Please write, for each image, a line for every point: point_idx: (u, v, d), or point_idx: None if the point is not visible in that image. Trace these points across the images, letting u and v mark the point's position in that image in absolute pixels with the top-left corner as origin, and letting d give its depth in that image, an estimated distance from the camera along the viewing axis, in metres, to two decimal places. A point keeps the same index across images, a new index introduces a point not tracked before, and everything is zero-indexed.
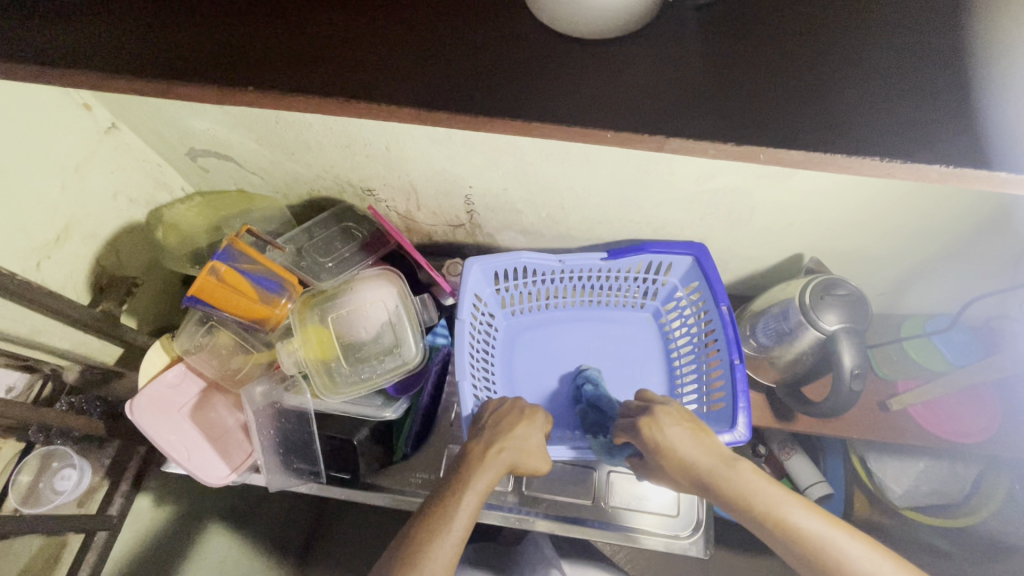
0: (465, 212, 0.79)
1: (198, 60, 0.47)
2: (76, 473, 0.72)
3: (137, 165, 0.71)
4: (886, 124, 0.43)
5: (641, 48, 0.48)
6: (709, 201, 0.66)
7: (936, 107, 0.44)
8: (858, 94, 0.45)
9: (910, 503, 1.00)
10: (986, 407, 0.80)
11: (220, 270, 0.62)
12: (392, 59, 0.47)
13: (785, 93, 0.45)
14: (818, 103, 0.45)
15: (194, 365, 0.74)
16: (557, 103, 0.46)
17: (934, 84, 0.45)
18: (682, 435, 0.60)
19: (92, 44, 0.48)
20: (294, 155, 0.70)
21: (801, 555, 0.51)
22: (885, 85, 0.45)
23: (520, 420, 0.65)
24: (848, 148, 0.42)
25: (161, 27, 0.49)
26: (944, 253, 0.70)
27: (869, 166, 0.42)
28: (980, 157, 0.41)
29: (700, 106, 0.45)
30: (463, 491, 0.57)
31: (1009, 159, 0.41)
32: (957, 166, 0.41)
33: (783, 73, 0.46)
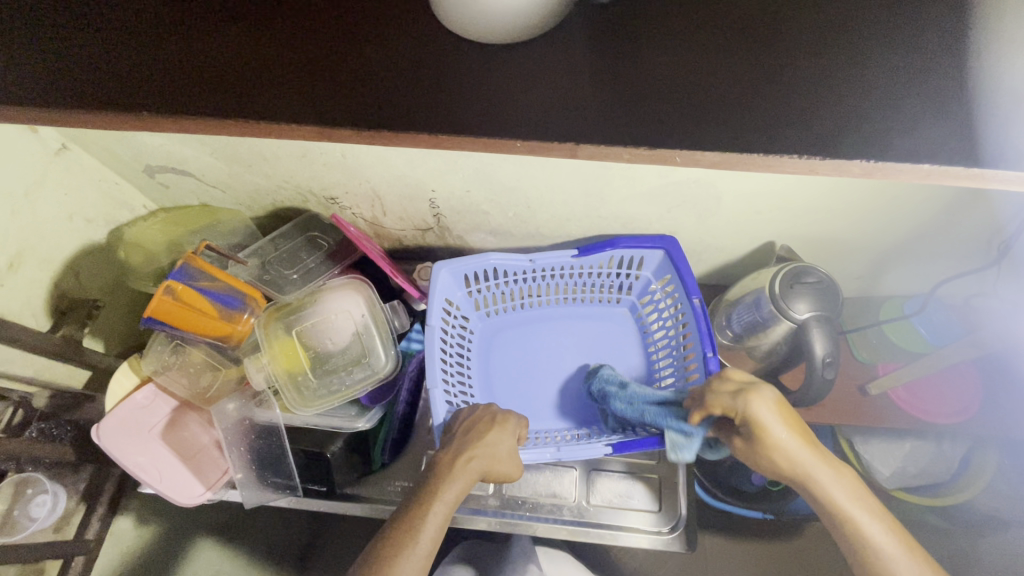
0: (431, 215, 0.77)
1: (132, 86, 0.47)
2: (51, 499, 0.71)
3: (93, 187, 0.70)
4: (832, 118, 0.43)
5: (588, 49, 0.47)
6: (673, 194, 0.65)
7: (886, 99, 0.43)
8: (800, 89, 0.44)
9: (899, 483, 0.99)
10: (967, 386, 0.80)
11: (175, 288, 0.62)
12: (330, 73, 0.46)
13: (731, 91, 0.44)
14: (765, 99, 0.44)
15: (163, 385, 0.72)
16: (499, 113, 0.45)
17: (877, 75, 0.44)
18: (787, 422, 0.57)
19: (25, 75, 0.47)
20: (251, 168, 0.68)
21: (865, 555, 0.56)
22: (835, 78, 0.44)
23: (493, 425, 0.64)
24: (797, 146, 0.42)
25: (96, 53, 0.48)
26: (917, 236, 0.69)
27: (793, 164, 0.42)
28: (914, 150, 0.41)
29: (647, 106, 0.44)
30: (433, 502, 0.57)
31: (964, 152, 0.40)
32: (916, 162, 0.40)
33: (730, 70, 0.45)
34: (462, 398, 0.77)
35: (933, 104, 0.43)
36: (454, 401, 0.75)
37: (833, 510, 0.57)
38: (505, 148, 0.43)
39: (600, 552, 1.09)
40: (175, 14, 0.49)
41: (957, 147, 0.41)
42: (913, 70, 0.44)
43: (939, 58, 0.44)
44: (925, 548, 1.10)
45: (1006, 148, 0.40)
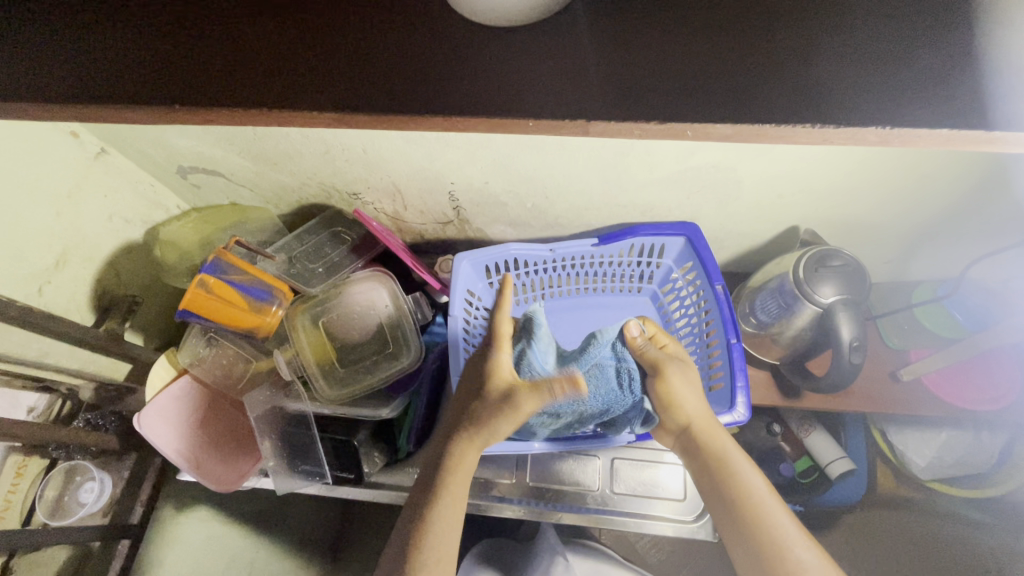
0: (451, 208, 0.78)
1: (160, 83, 0.48)
2: (98, 485, 0.75)
3: (129, 188, 0.73)
4: (852, 90, 0.42)
5: (599, 32, 0.47)
6: (693, 178, 0.64)
7: (907, 72, 0.42)
8: (816, 64, 0.43)
9: (936, 475, 0.97)
10: (1005, 373, 0.77)
11: (208, 281, 0.64)
12: (347, 66, 0.47)
13: (745, 69, 0.44)
14: (779, 73, 0.43)
15: (197, 376, 0.76)
16: (511, 97, 0.45)
17: (894, 48, 0.43)
18: (685, 379, 0.63)
19: (62, 76, 0.49)
20: (277, 166, 0.70)
21: (730, 506, 0.57)
22: (848, 50, 0.43)
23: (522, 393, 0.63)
24: (816, 118, 0.41)
25: (127, 53, 0.50)
26: (948, 217, 0.67)
27: (800, 135, 0.41)
28: (940, 115, 0.40)
29: (660, 85, 0.44)
30: (452, 497, 0.56)
31: (998, 118, 0.39)
32: (946, 129, 0.39)
33: (745, 49, 0.45)
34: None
35: (957, 72, 0.41)
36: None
37: (724, 483, 0.58)
38: (518, 128, 0.44)
39: (627, 543, 1.09)
40: (200, 15, 0.51)
41: (981, 113, 0.39)
42: (932, 41, 0.43)
43: (961, 27, 0.43)
44: (963, 541, 1.07)
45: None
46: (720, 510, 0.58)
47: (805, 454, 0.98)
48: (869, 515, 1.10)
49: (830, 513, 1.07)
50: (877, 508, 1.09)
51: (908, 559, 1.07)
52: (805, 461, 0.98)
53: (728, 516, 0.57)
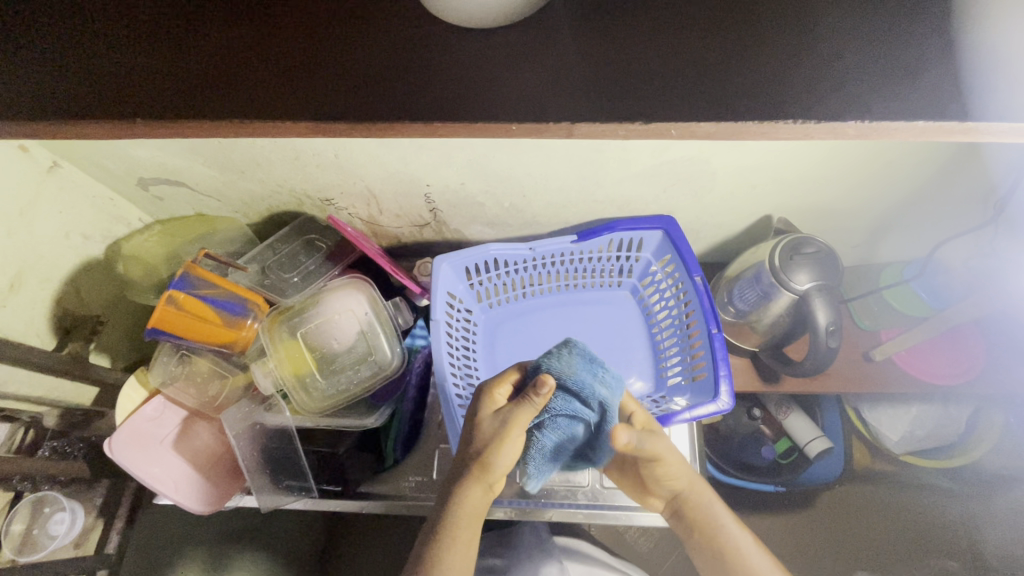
0: (427, 210, 0.77)
1: (125, 95, 0.47)
2: (69, 516, 0.72)
3: (87, 203, 0.70)
4: (820, 83, 0.43)
5: (579, 34, 0.47)
6: (670, 172, 0.64)
7: (872, 67, 0.43)
8: (784, 59, 0.44)
9: (909, 448, 1.00)
10: (967, 347, 0.81)
11: (177, 298, 0.61)
12: (316, 73, 0.46)
13: (722, 68, 0.44)
14: (750, 69, 0.44)
15: (171, 396, 0.73)
16: (495, 100, 0.45)
17: (856, 39, 0.44)
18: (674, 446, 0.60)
19: (14, 89, 0.46)
20: (244, 174, 0.68)
21: (715, 555, 0.60)
22: (813, 44, 0.44)
23: (513, 429, 0.54)
24: (787, 112, 0.42)
25: (83, 64, 0.48)
26: (913, 199, 0.69)
27: (783, 130, 0.42)
28: (911, 107, 0.41)
29: (637, 84, 0.44)
30: (459, 537, 0.52)
31: (954, 104, 0.41)
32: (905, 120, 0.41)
33: (718, 45, 0.45)
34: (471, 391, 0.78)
35: (917, 65, 0.43)
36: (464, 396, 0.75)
37: (709, 535, 0.60)
38: (496, 132, 0.44)
39: (616, 535, 1.10)
40: (166, 22, 0.49)
41: (953, 103, 0.41)
42: (904, 34, 0.44)
43: (921, 21, 0.45)
44: (937, 511, 1.11)
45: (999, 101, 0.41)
46: (702, 556, 0.61)
47: (785, 435, 1.00)
48: (848, 491, 1.14)
49: (810, 490, 1.10)
50: (854, 483, 1.13)
51: (885, 531, 1.12)
52: (785, 442, 1.01)
53: (711, 561, 0.60)
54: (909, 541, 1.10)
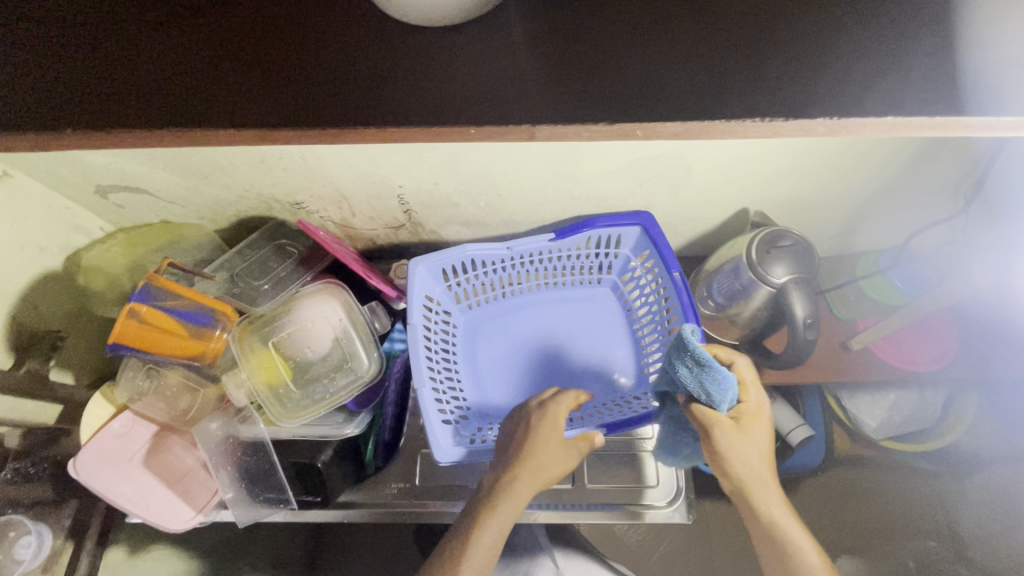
0: (401, 211, 0.75)
1: (76, 103, 0.45)
2: (37, 539, 0.69)
3: (42, 213, 0.67)
4: (780, 82, 0.43)
5: (548, 33, 0.46)
6: (646, 167, 0.63)
7: (834, 63, 0.43)
8: (746, 56, 0.44)
9: (887, 433, 1.01)
10: (941, 333, 0.82)
11: (140, 311, 0.59)
12: (274, 76, 0.45)
13: (692, 69, 0.44)
14: (714, 68, 0.44)
15: (140, 411, 0.70)
16: (465, 103, 0.44)
17: (815, 33, 0.45)
18: (742, 442, 0.61)
19: None
20: (208, 178, 0.65)
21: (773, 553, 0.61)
22: (772, 41, 0.45)
23: (559, 419, 0.64)
24: (747, 110, 0.42)
25: (30, 71, 0.46)
26: (889, 188, 0.69)
27: (752, 128, 0.42)
28: (874, 104, 0.42)
29: (600, 86, 0.44)
30: (496, 514, 0.58)
31: (906, 100, 0.42)
32: (858, 117, 0.41)
33: (680, 44, 0.45)
34: (450, 393, 0.78)
35: (878, 60, 0.43)
36: (444, 399, 0.76)
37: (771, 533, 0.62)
38: (457, 135, 0.43)
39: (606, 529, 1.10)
40: (121, 30, 0.47)
41: (908, 100, 0.42)
42: (871, 30, 0.44)
43: (882, 16, 0.45)
44: (916, 492, 1.13)
45: (960, 99, 0.41)
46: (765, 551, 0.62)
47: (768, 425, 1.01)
48: (831, 477, 1.15)
49: (793, 478, 1.11)
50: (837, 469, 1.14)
51: (870, 514, 1.13)
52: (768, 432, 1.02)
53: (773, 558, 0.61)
54: (892, 524, 1.12)
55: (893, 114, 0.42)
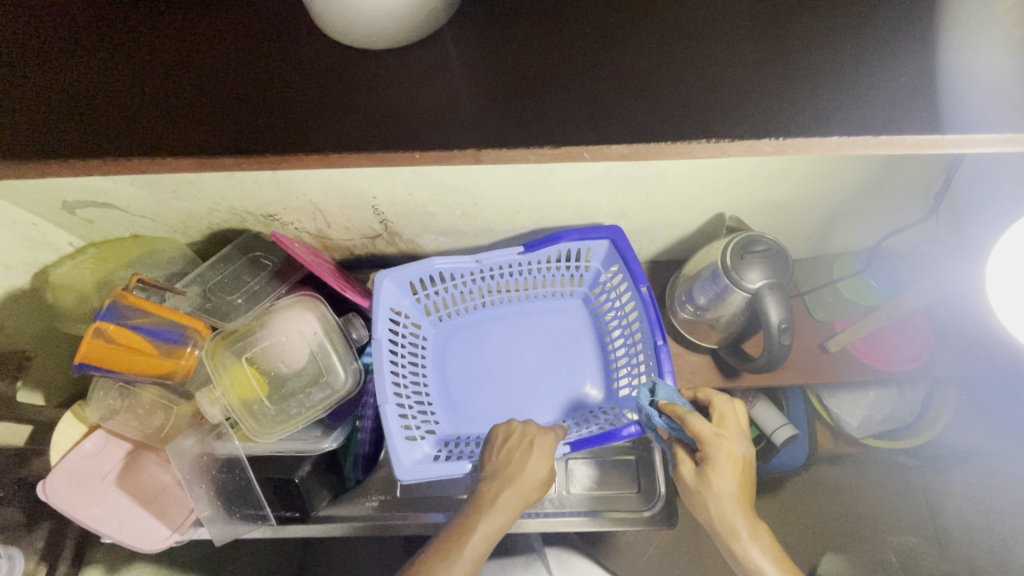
0: (377, 222, 0.75)
1: (71, 136, 0.48)
2: (7, 563, 0.66)
3: (7, 230, 0.65)
4: (717, 110, 0.47)
5: (508, 68, 0.50)
6: (617, 176, 0.64)
7: (764, 93, 0.48)
8: (686, 87, 0.49)
9: (868, 432, 1.02)
10: (919, 331, 0.83)
11: (106, 330, 0.58)
12: (257, 114, 0.49)
13: (637, 100, 0.48)
14: (658, 98, 0.48)
15: (112, 430, 0.70)
16: (429, 136, 0.48)
17: (750, 66, 0.49)
18: (729, 483, 0.58)
19: None
20: (177, 193, 0.64)
21: None
22: (710, 72, 0.49)
23: (540, 447, 0.64)
24: (686, 136, 0.46)
25: (26, 107, 0.49)
26: (861, 190, 0.69)
27: (701, 149, 0.46)
28: (803, 130, 0.46)
29: (553, 117, 0.48)
30: (473, 531, 0.58)
31: (827, 124, 0.46)
32: (789, 139, 0.45)
33: (627, 77, 0.49)
34: (418, 408, 0.77)
35: (806, 89, 0.48)
36: (410, 415, 0.75)
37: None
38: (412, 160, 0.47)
39: (595, 535, 1.10)
40: (109, 67, 0.51)
41: (832, 125, 0.46)
42: (799, 66, 0.49)
43: (809, 49, 0.49)
44: (904, 490, 1.13)
45: (876, 122, 0.46)
46: None
47: (752, 425, 1.02)
48: (817, 476, 1.16)
49: (778, 477, 1.12)
50: (819, 467, 1.16)
51: (855, 511, 1.14)
52: (753, 431, 1.03)
53: None
54: (877, 521, 1.13)
55: (836, 135, 0.45)
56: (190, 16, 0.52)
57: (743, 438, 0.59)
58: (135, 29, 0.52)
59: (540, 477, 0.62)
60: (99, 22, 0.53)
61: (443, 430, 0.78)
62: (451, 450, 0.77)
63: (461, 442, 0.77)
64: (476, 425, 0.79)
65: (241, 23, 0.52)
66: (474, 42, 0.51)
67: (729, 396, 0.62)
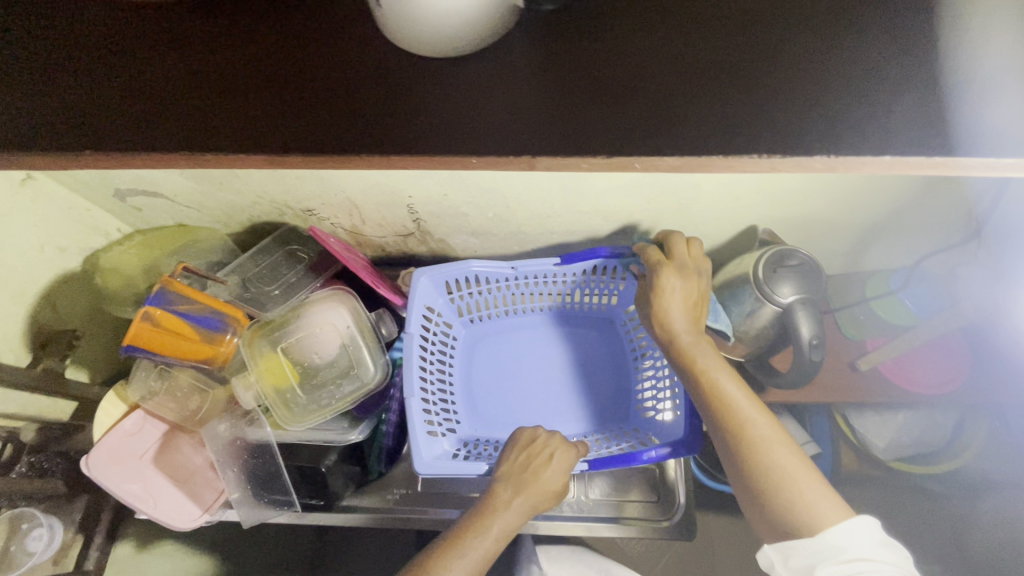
0: (411, 220, 0.76)
1: (134, 130, 0.51)
2: (48, 532, 0.72)
3: (63, 215, 0.69)
4: (763, 122, 0.47)
5: (559, 73, 0.51)
6: (650, 185, 0.64)
7: (818, 104, 0.47)
8: (734, 97, 0.48)
9: (895, 455, 0.99)
10: (954, 354, 0.80)
11: (154, 314, 0.61)
12: (309, 114, 0.51)
13: (685, 109, 0.48)
14: (706, 108, 0.48)
15: (151, 410, 0.73)
16: (478, 140, 0.49)
17: (799, 77, 0.49)
18: (677, 299, 0.63)
19: (33, 121, 0.51)
20: (223, 185, 0.67)
21: (724, 434, 0.56)
22: (763, 82, 0.49)
23: (555, 459, 0.64)
24: (734, 148, 0.47)
25: (91, 100, 0.52)
26: (898, 209, 0.68)
27: (751, 163, 0.46)
28: (849, 145, 0.45)
29: (599, 120, 0.49)
30: (478, 531, 0.59)
31: (877, 139, 0.45)
32: (840, 155, 0.45)
33: (676, 85, 0.49)
34: (441, 407, 0.78)
35: (859, 102, 0.47)
36: (432, 410, 0.76)
37: (720, 416, 0.56)
38: (462, 163, 0.48)
39: (607, 541, 1.10)
40: (173, 62, 0.53)
41: (880, 138, 0.46)
42: (847, 81, 0.48)
43: (863, 60, 0.49)
44: (926, 515, 1.11)
45: (923, 140, 0.45)
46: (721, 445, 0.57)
47: None
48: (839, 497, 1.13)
49: None
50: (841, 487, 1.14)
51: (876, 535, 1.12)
52: None
53: (726, 444, 0.56)
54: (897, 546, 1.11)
55: (885, 153, 0.45)
56: (251, 14, 0.54)
57: (699, 267, 0.64)
58: (199, 27, 0.54)
59: (552, 491, 0.63)
60: (165, 18, 0.55)
61: (463, 430, 0.79)
62: (470, 450, 0.77)
63: (480, 442, 0.78)
64: (496, 427, 0.79)
65: (299, 25, 0.54)
66: (516, 49, 0.52)
67: (685, 238, 0.68)
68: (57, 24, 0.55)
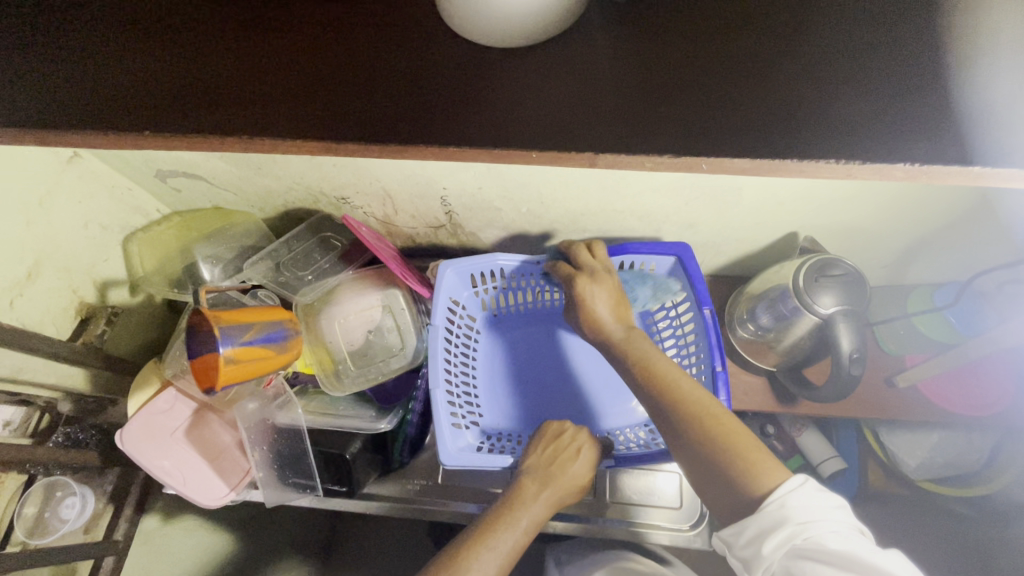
0: (443, 213, 0.76)
1: (183, 112, 0.51)
2: (80, 500, 0.74)
3: (107, 194, 0.70)
4: (828, 128, 0.46)
5: (614, 73, 0.50)
6: (687, 188, 0.63)
7: (887, 112, 0.46)
8: (793, 104, 0.47)
9: (926, 475, 0.96)
10: (995, 375, 0.78)
11: (234, 353, 0.58)
12: (355, 105, 0.50)
13: (746, 114, 0.47)
14: (768, 113, 0.47)
15: (182, 389, 0.73)
16: (534, 136, 0.48)
17: (863, 85, 0.47)
18: (599, 299, 0.65)
19: (86, 103, 0.52)
20: (261, 170, 0.67)
21: (677, 426, 0.52)
22: (830, 88, 0.47)
23: (582, 455, 0.64)
24: (801, 153, 0.45)
25: (143, 85, 0.53)
26: (951, 223, 0.65)
27: (826, 169, 0.44)
28: (922, 155, 0.43)
29: (655, 120, 0.47)
30: (506, 524, 0.57)
31: (957, 149, 0.43)
32: (924, 164, 0.42)
33: (736, 88, 0.48)
34: (465, 399, 0.78)
35: (930, 112, 0.45)
36: (457, 402, 0.76)
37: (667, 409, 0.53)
38: (518, 158, 0.47)
39: None
40: (224, 49, 0.54)
41: (957, 147, 0.43)
42: (908, 91, 0.46)
43: (932, 70, 0.47)
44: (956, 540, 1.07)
45: (995, 152, 0.43)
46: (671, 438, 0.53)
47: (797, 453, 0.99)
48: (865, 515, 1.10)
49: None
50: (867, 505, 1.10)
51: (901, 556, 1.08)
52: (798, 459, 0.99)
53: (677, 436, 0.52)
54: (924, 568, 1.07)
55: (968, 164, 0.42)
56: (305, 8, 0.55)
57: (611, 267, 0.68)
58: (250, 17, 0.55)
59: (578, 487, 0.62)
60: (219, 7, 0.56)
61: (486, 423, 0.79)
62: (493, 443, 0.77)
63: (503, 436, 0.78)
64: (519, 422, 0.79)
65: (351, 18, 0.54)
66: (561, 49, 0.52)
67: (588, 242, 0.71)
68: (115, 12, 0.57)
